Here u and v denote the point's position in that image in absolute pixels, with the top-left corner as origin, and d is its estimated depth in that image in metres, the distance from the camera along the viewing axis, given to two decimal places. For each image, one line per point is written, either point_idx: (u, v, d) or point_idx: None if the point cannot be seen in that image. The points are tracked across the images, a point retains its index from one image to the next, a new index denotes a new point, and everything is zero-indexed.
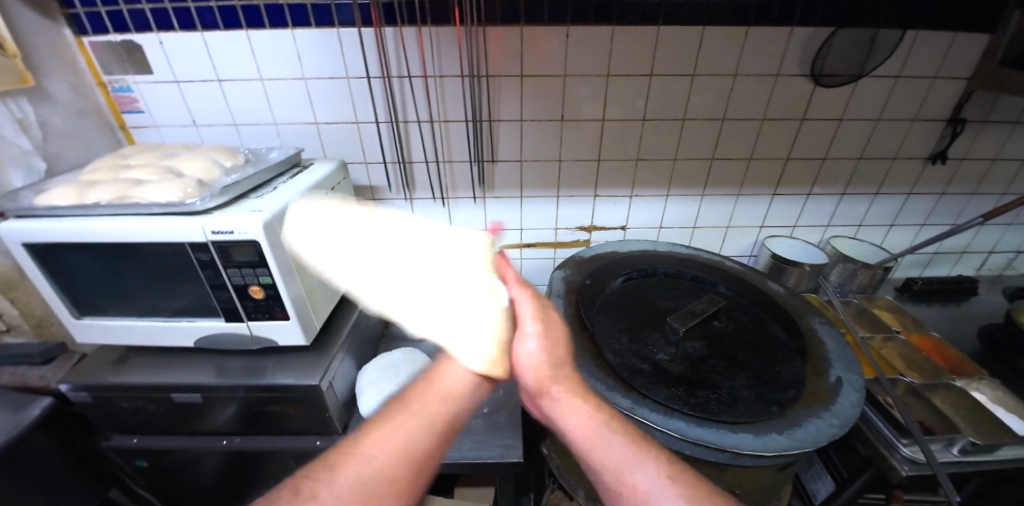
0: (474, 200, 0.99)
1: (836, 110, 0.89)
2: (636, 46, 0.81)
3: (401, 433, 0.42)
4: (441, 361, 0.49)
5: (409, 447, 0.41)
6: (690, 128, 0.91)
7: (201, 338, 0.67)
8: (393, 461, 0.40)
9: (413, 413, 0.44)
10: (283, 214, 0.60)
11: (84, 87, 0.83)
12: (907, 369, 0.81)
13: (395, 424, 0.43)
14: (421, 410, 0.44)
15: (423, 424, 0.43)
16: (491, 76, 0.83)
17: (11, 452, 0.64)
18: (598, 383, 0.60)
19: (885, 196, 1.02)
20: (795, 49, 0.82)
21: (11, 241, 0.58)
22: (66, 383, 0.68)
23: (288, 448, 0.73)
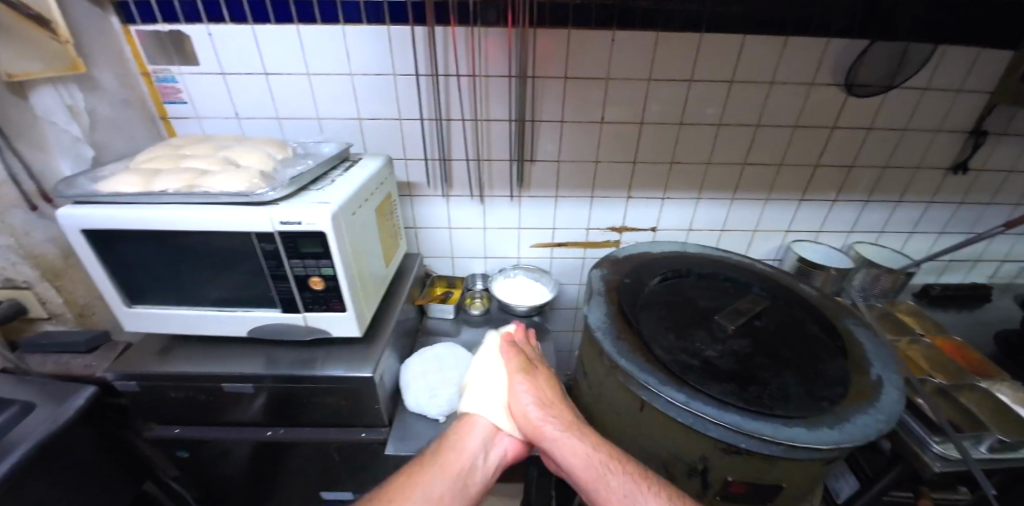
0: (510, 199, 1.01)
1: (865, 120, 0.92)
2: (679, 52, 0.83)
3: (436, 486, 0.55)
4: (462, 423, 0.64)
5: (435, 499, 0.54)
6: (724, 134, 0.93)
7: (254, 329, 0.68)
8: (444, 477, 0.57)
9: (438, 477, 0.57)
10: (347, 206, 0.61)
11: (129, 77, 0.83)
12: (933, 369, 0.84)
13: (433, 473, 0.57)
14: (445, 464, 0.58)
15: (443, 478, 0.57)
16: (535, 77, 0.85)
17: (58, 440, 0.64)
18: (652, 378, 0.62)
19: (906, 205, 1.06)
20: (829, 60, 0.84)
21: (71, 227, 0.58)
22: (113, 372, 0.68)
23: (333, 440, 0.74)
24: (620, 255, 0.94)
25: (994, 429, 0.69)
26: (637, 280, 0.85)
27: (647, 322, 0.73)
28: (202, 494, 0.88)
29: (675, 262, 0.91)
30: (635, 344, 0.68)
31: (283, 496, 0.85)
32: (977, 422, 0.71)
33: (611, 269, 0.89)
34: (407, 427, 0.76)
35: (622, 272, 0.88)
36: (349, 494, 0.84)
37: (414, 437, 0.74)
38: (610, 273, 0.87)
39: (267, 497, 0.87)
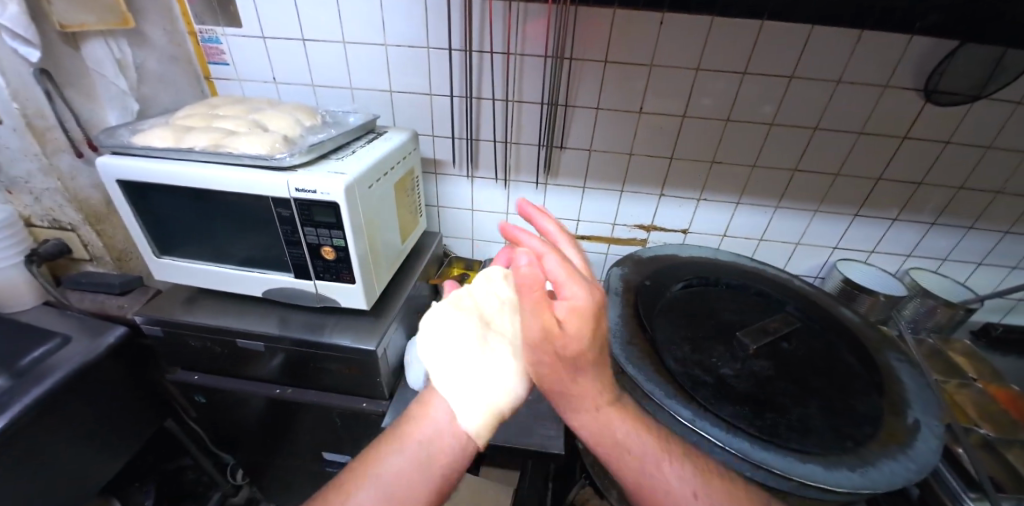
0: (535, 186, 0.98)
1: (943, 132, 0.81)
2: (735, 41, 0.75)
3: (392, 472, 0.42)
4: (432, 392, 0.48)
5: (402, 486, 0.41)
6: (775, 135, 0.85)
7: (269, 290, 0.70)
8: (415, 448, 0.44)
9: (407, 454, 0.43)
10: (363, 179, 0.60)
11: (176, 34, 0.84)
12: (982, 418, 0.75)
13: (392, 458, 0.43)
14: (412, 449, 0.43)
15: (410, 464, 0.42)
16: (573, 59, 0.80)
17: (89, 374, 0.69)
18: (660, 390, 0.59)
19: (978, 232, 0.94)
20: (910, 60, 0.75)
21: (107, 176, 0.61)
22: (141, 316, 0.72)
23: (336, 406, 0.76)
24: (644, 256, 0.89)
25: None
26: (658, 283, 0.80)
27: (662, 330, 0.69)
28: (217, 437, 0.93)
29: (702, 269, 0.85)
30: (645, 352, 0.65)
31: (289, 449, 0.89)
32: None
33: (632, 269, 0.84)
34: (407, 401, 0.77)
35: (644, 274, 0.83)
36: (348, 458, 0.87)
37: None
38: (631, 273, 0.83)
39: (273, 449, 0.91)
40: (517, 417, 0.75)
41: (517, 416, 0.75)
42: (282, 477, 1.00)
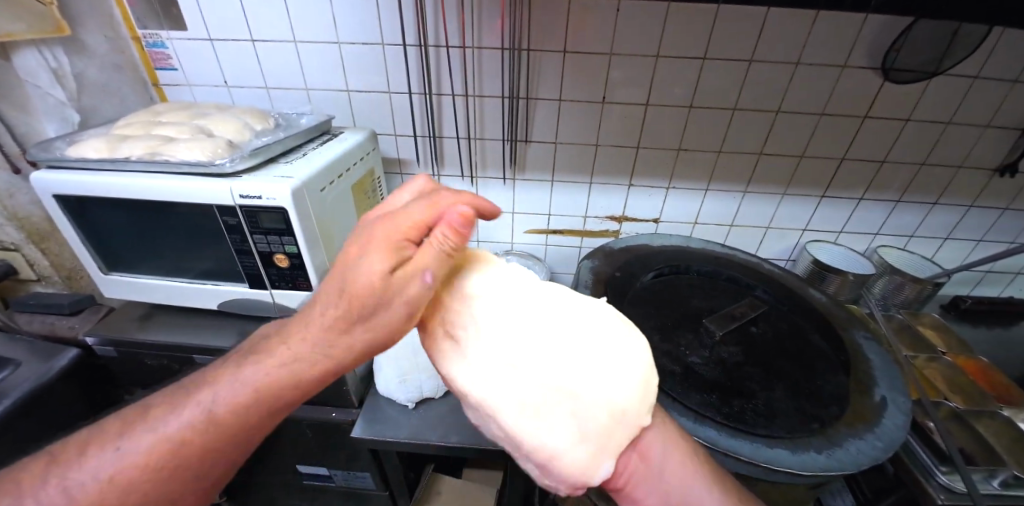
0: (503, 182, 0.97)
1: (901, 110, 0.82)
2: (691, 26, 0.75)
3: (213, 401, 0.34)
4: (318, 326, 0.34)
5: (210, 427, 0.34)
6: (739, 120, 0.85)
7: (226, 302, 0.67)
8: (244, 404, 0.34)
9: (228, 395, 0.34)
10: (313, 182, 0.58)
11: (118, 40, 0.80)
12: (951, 392, 0.76)
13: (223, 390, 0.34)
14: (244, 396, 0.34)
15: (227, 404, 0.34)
16: (531, 50, 0.79)
17: (44, 399, 0.65)
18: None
19: (942, 208, 0.95)
20: (865, 39, 0.75)
21: (42, 191, 0.58)
22: (94, 336, 0.69)
23: (304, 417, 0.73)
24: (615, 247, 0.87)
25: (1010, 464, 0.62)
26: (628, 274, 0.79)
27: (631, 320, 0.69)
28: None
29: (673, 257, 0.85)
30: None
31: (262, 463, 0.87)
32: (994, 454, 0.64)
33: (602, 261, 0.82)
34: (377, 409, 0.74)
35: (614, 265, 0.82)
36: (324, 470, 0.85)
37: (382, 420, 0.72)
38: (601, 265, 0.81)
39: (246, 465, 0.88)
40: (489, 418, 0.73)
41: None
42: (260, 492, 0.97)
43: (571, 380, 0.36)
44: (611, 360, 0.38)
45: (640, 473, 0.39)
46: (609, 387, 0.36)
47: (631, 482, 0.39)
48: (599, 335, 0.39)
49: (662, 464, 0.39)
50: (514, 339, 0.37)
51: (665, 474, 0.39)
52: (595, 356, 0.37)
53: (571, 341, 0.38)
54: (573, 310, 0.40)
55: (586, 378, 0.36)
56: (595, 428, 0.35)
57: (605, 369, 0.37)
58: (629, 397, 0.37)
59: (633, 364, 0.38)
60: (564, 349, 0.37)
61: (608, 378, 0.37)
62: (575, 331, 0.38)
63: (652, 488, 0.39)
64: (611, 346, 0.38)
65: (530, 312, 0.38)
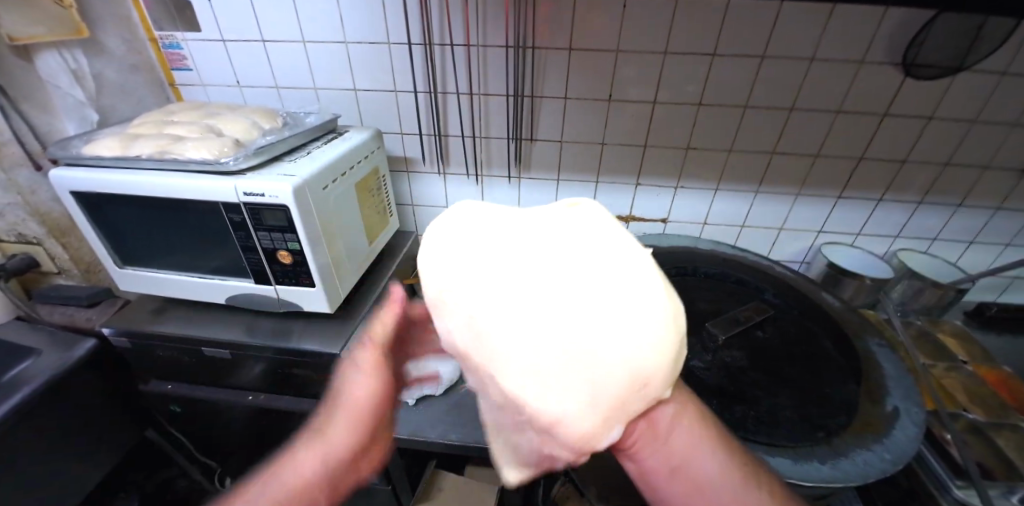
0: (508, 180, 0.96)
1: (923, 108, 0.78)
2: (700, 22, 0.73)
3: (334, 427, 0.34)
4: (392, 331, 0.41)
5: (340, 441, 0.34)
6: (750, 118, 0.82)
7: (232, 297, 0.69)
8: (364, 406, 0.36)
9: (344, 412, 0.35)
10: (315, 180, 0.59)
11: (136, 42, 0.83)
12: (971, 403, 0.72)
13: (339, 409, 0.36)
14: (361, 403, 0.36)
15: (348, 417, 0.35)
16: (537, 48, 0.78)
17: (62, 387, 0.68)
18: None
19: (966, 210, 0.91)
20: (884, 33, 0.72)
21: (60, 188, 0.60)
22: (109, 327, 0.72)
23: (309, 411, 0.75)
24: None
25: None
26: None
27: None
28: (202, 447, 0.93)
29: (681, 259, 0.83)
30: None
31: (270, 455, 0.89)
32: (1014, 470, 0.61)
33: None
34: None
35: None
36: None
37: None
38: None
39: (255, 455, 0.91)
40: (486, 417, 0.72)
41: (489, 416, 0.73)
42: None
43: (583, 325, 0.29)
44: (635, 313, 0.30)
45: (644, 433, 0.31)
46: (628, 341, 0.29)
47: (632, 444, 0.31)
48: (622, 280, 0.31)
49: (671, 433, 0.31)
50: (523, 275, 0.31)
51: (673, 443, 0.31)
52: (616, 301, 0.30)
53: (587, 282, 0.31)
54: (594, 243, 0.33)
55: (606, 333, 0.29)
56: (608, 389, 0.29)
57: (628, 322, 0.30)
58: (654, 358, 0.30)
59: (662, 320, 0.31)
60: (579, 291, 0.30)
61: (629, 335, 0.29)
62: (593, 270, 0.31)
63: (656, 448, 0.31)
64: (635, 293, 0.31)
65: (544, 244, 0.33)
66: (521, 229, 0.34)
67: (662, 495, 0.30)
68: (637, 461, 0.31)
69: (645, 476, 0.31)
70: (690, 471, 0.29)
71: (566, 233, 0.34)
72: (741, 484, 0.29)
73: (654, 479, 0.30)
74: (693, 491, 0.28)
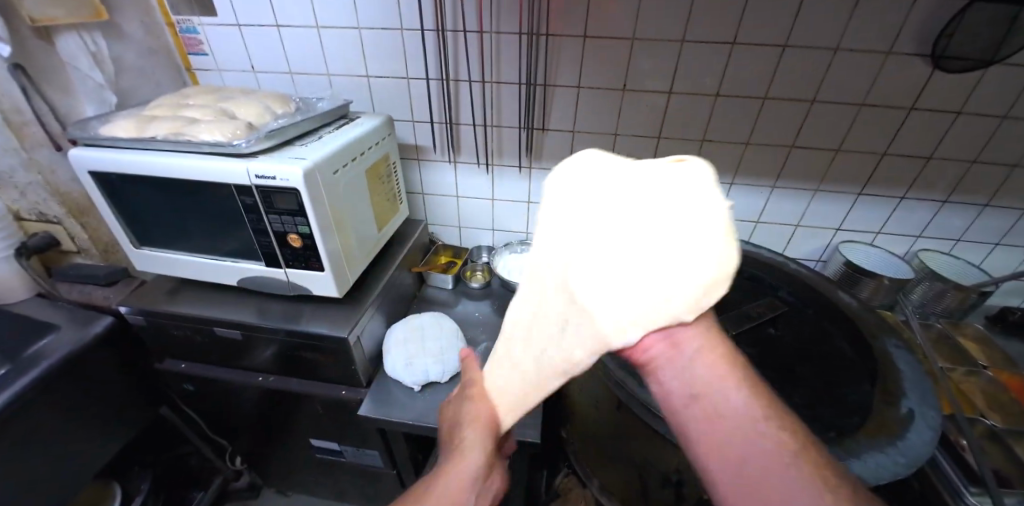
0: (519, 170, 0.95)
1: (952, 102, 0.75)
2: (720, 9, 0.70)
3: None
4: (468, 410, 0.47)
5: None
6: (770, 109, 0.80)
7: (244, 279, 0.70)
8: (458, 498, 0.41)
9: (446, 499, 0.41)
10: (325, 164, 0.59)
11: (154, 26, 0.84)
12: (991, 409, 0.70)
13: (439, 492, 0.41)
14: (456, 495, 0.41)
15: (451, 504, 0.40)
16: (551, 35, 0.77)
17: (80, 363, 0.70)
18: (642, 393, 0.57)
19: (994, 210, 0.87)
20: (914, 23, 0.68)
21: (79, 168, 0.61)
22: (125, 306, 0.73)
23: (317, 394, 0.76)
24: None
25: None
26: None
27: None
28: (214, 425, 0.95)
29: None
30: None
31: (281, 435, 0.91)
32: None
33: None
34: (386, 390, 0.75)
35: None
36: (336, 445, 0.88)
37: (389, 401, 0.74)
38: None
39: (266, 435, 0.93)
40: None
41: None
42: (279, 462, 1.02)
43: (638, 263, 0.35)
44: (679, 254, 0.34)
45: (666, 355, 0.36)
46: (674, 278, 0.34)
47: (653, 361, 0.36)
48: (683, 231, 0.34)
49: (691, 354, 0.35)
50: (614, 209, 0.38)
51: (692, 364, 0.35)
52: (667, 242, 0.35)
53: (650, 225, 0.36)
54: (663, 184, 0.37)
55: (645, 261, 0.35)
56: (647, 317, 0.34)
57: (671, 260, 0.34)
58: (694, 297, 0.33)
59: (708, 269, 0.33)
60: (640, 229, 0.36)
61: (668, 269, 0.34)
62: (656, 217, 0.36)
63: (677, 375, 0.35)
64: (692, 238, 0.34)
65: (621, 191, 0.39)
66: (607, 177, 0.40)
67: (681, 414, 0.35)
68: (660, 383, 0.36)
69: (665, 389, 0.35)
70: (709, 399, 0.34)
71: (643, 182, 0.38)
72: (759, 413, 0.32)
73: (675, 399, 0.35)
74: (711, 413, 0.33)
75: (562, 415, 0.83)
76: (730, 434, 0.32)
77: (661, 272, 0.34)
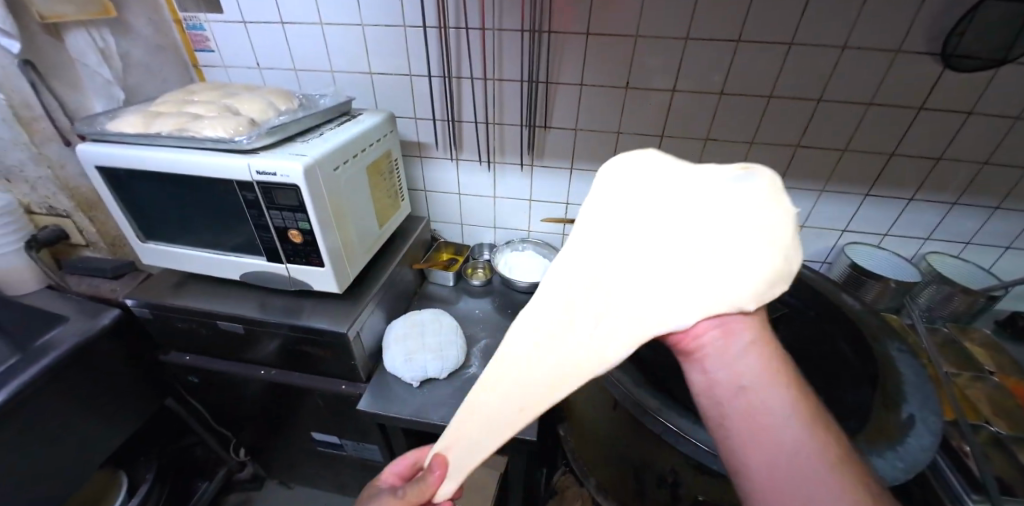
0: (521, 168, 0.95)
1: (963, 102, 0.73)
2: (726, 6, 0.70)
3: None
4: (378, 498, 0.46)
5: None
6: (775, 109, 0.79)
7: (247, 273, 0.71)
8: None
9: None
10: (325, 161, 0.59)
11: (161, 23, 0.85)
12: (996, 416, 0.69)
13: None
14: None
15: None
16: (554, 32, 0.76)
17: (88, 353, 0.72)
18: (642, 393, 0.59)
19: (1006, 213, 0.85)
20: (924, 21, 0.67)
21: (86, 163, 0.62)
22: (132, 299, 0.75)
23: (318, 388, 0.77)
24: None
25: None
26: None
27: None
28: (218, 417, 0.97)
29: None
30: None
31: (283, 428, 0.92)
32: None
33: None
34: (385, 386, 0.76)
35: None
36: (336, 439, 0.89)
37: (388, 396, 0.74)
38: None
39: (268, 427, 0.94)
40: None
41: None
42: (281, 454, 1.03)
43: (685, 260, 0.36)
44: (732, 249, 0.34)
45: (717, 345, 0.33)
46: (727, 270, 0.33)
47: (703, 343, 0.33)
48: (736, 228, 0.35)
49: (744, 345, 0.32)
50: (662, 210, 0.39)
51: (742, 355, 0.32)
52: (721, 238, 0.35)
53: (705, 226, 0.36)
54: (714, 188, 0.38)
55: (699, 255, 0.35)
56: (700, 300, 0.33)
57: (725, 254, 0.34)
58: (753, 289, 0.32)
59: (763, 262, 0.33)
60: (689, 227, 0.37)
61: (721, 261, 0.34)
62: (708, 216, 0.37)
63: (726, 365, 0.32)
64: (744, 235, 0.35)
65: (669, 198, 0.40)
66: (656, 183, 0.42)
67: (723, 406, 0.31)
68: (705, 373, 0.33)
69: (710, 377, 0.32)
70: (757, 394, 0.31)
71: (692, 188, 0.40)
72: (804, 417, 0.29)
73: (719, 391, 0.32)
74: (758, 408, 0.30)
75: (561, 413, 0.83)
76: (776, 431, 0.29)
77: (714, 263, 0.34)
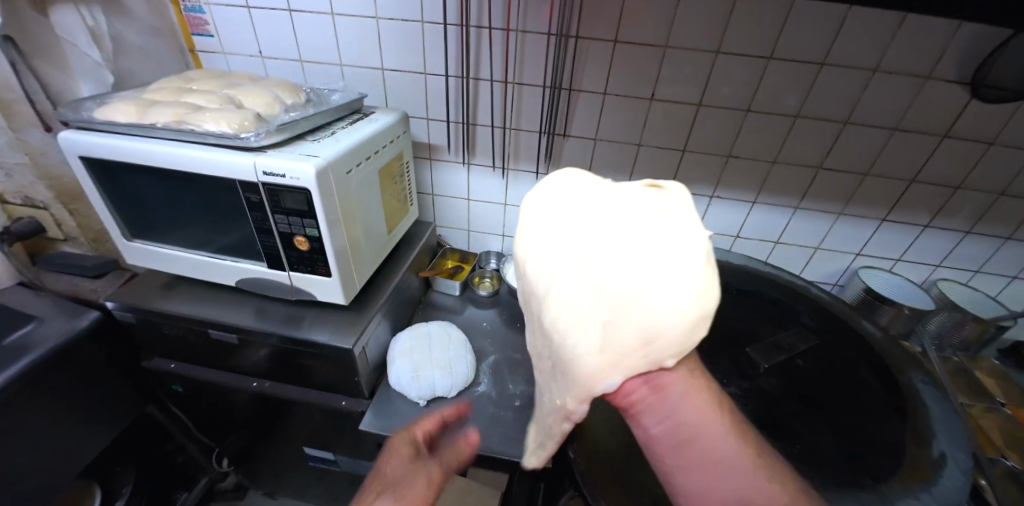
0: (536, 176, 0.92)
1: (987, 131, 0.73)
2: (760, 21, 0.67)
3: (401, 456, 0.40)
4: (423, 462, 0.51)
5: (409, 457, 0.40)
6: (800, 129, 0.77)
7: (245, 279, 0.66)
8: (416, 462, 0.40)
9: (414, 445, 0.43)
10: (337, 163, 0.55)
11: (158, 3, 0.79)
12: (1011, 449, 0.68)
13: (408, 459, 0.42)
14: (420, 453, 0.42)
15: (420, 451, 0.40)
16: (580, 37, 0.73)
17: (67, 357, 0.66)
18: None
19: (1017, 243, 0.86)
20: (956, 49, 0.66)
21: (70, 152, 0.57)
22: (113, 301, 0.69)
23: (316, 402, 0.72)
24: None
25: None
26: None
27: None
28: (202, 426, 0.91)
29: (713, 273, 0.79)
30: None
31: (274, 440, 0.87)
32: None
33: None
34: (388, 402, 0.72)
35: None
36: (331, 454, 0.84)
37: (391, 413, 0.70)
38: None
39: (258, 438, 0.89)
40: (501, 424, 0.69)
41: (502, 422, 0.70)
42: (269, 466, 0.98)
43: (617, 290, 0.33)
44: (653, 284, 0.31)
45: (648, 400, 0.31)
46: (648, 309, 0.31)
47: (636, 400, 0.32)
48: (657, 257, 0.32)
49: (678, 397, 0.31)
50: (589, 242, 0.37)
51: (678, 409, 0.30)
52: (643, 270, 0.32)
53: (627, 257, 0.33)
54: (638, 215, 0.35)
55: (622, 293, 0.33)
56: (623, 347, 0.31)
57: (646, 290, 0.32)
58: (671, 331, 0.29)
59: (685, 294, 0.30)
60: (614, 259, 0.34)
61: (642, 300, 0.31)
62: (631, 244, 0.34)
63: (661, 419, 0.31)
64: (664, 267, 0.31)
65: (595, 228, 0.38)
66: (583, 216, 0.39)
67: (667, 461, 0.30)
68: (644, 428, 0.31)
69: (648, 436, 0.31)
70: (698, 446, 0.29)
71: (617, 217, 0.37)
72: (748, 465, 0.28)
73: (662, 446, 0.31)
74: (700, 463, 0.29)
75: None
76: (720, 480, 0.28)
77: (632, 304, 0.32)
